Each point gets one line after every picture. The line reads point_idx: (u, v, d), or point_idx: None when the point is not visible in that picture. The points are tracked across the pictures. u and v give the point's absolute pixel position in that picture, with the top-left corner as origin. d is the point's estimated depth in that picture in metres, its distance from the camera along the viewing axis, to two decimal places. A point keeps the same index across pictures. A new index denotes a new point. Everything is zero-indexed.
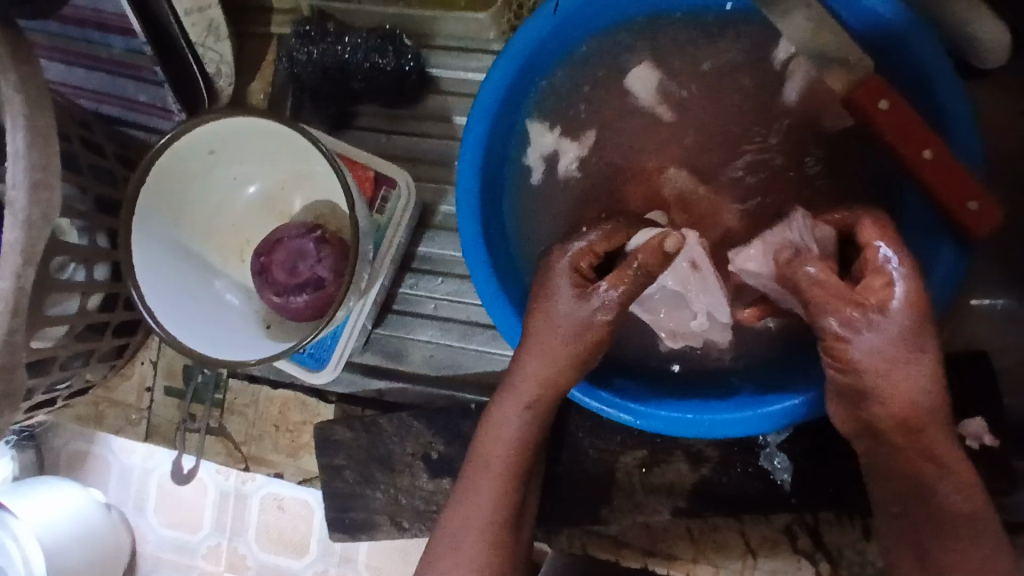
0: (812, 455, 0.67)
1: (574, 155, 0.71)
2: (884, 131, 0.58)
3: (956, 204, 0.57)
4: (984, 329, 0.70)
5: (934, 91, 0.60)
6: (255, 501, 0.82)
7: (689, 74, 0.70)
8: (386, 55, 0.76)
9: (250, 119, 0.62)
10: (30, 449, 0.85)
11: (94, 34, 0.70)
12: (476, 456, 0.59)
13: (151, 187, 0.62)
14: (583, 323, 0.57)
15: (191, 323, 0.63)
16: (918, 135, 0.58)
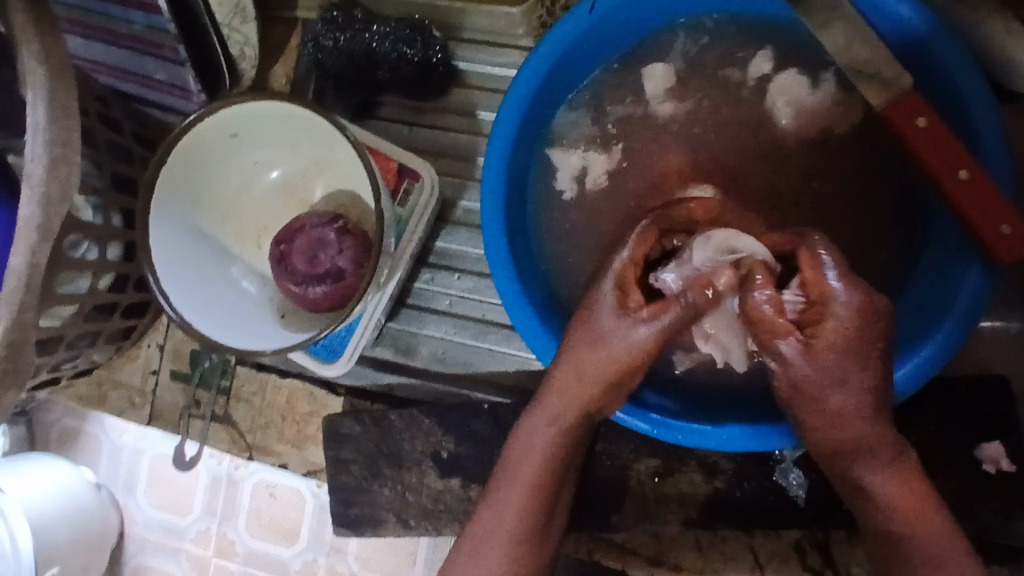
0: None
1: (603, 167, 0.70)
2: (918, 150, 0.58)
3: (988, 228, 0.56)
4: (1005, 354, 0.69)
5: (969, 112, 0.60)
6: (246, 486, 0.80)
7: (719, 81, 0.69)
8: (414, 46, 0.75)
9: (276, 104, 0.61)
10: (22, 423, 0.83)
11: (113, 9, 0.66)
12: (503, 471, 0.58)
13: (172, 169, 0.60)
14: (623, 345, 0.55)
15: (206, 308, 0.62)
16: (954, 157, 0.57)
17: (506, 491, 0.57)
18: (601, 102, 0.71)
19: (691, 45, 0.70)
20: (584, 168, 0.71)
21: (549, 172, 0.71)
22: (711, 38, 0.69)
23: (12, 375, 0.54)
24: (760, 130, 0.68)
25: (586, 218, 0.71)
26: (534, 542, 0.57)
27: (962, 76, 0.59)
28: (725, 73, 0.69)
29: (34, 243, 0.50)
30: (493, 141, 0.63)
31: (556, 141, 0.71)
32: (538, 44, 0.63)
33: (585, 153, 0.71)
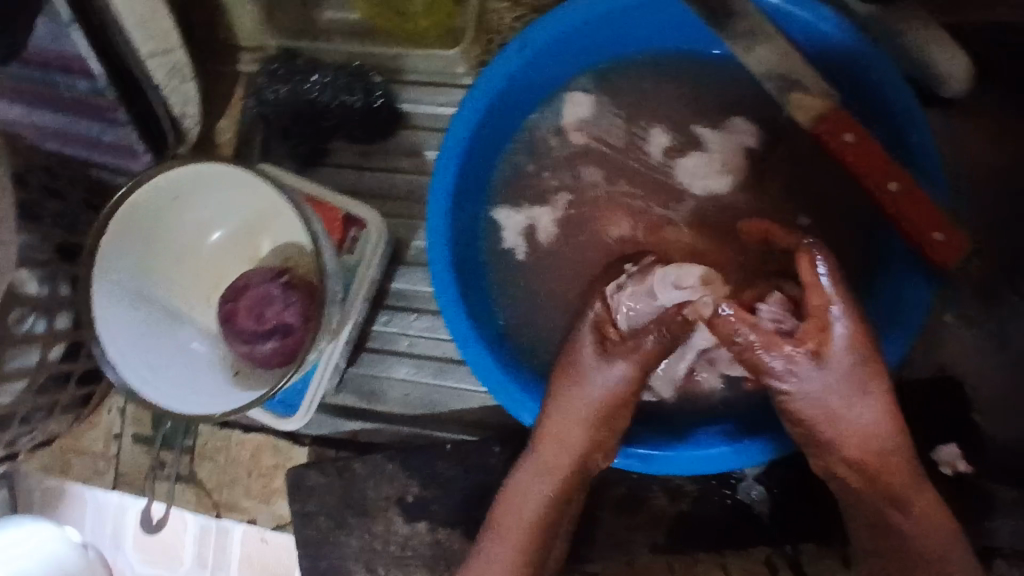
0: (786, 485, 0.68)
1: (548, 219, 0.71)
2: (846, 160, 0.59)
3: (922, 234, 0.57)
4: (961, 353, 0.69)
5: (895, 122, 0.61)
6: (237, 533, 0.78)
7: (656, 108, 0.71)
8: (354, 93, 0.76)
9: (210, 166, 0.61)
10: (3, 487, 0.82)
11: (56, 76, 0.67)
12: (497, 532, 0.60)
13: (112, 243, 0.60)
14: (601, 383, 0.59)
15: (157, 375, 0.61)
16: (885, 168, 0.58)
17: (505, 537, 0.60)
18: (541, 151, 0.72)
19: (625, 75, 0.71)
20: (530, 227, 0.71)
21: (495, 217, 0.71)
22: (646, 68, 0.70)
23: None
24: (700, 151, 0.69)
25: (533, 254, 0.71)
26: None
27: (889, 88, 0.60)
28: (660, 97, 0.71)
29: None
30: (432, 190, 0.63)
31: (503, 190, 0.72)
32: (472, 86, 0.63)
33: (528, 212, 0.71)
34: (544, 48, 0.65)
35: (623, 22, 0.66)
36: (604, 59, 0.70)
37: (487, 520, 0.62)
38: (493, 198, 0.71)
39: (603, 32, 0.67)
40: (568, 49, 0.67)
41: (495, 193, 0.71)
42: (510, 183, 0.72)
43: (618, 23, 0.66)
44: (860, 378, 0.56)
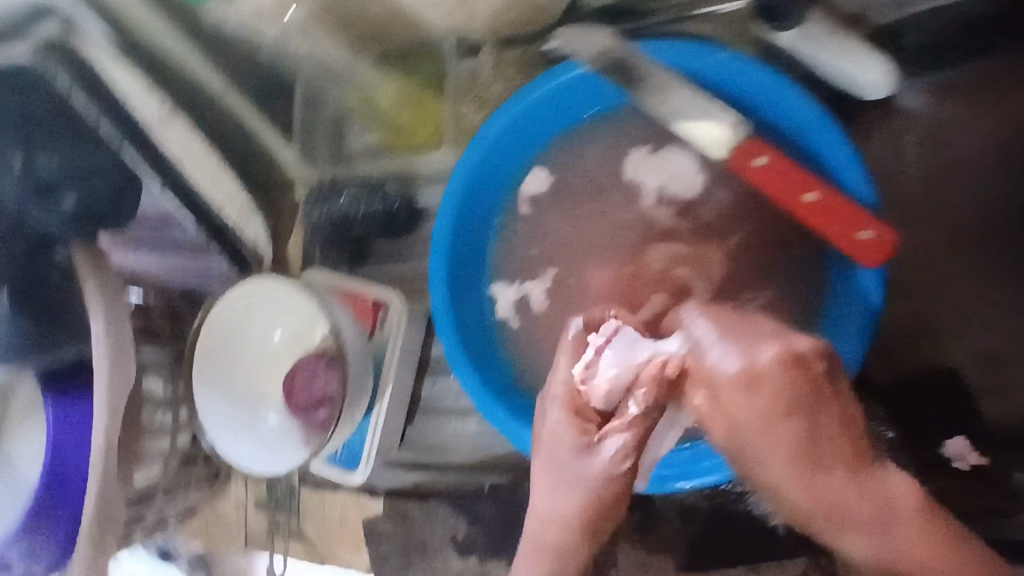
0: None
1: (540, 290, 0.81)
2: (766, 186, 0.62)
3: (848, 238, 0.58)
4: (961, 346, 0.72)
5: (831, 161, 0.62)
6: None
7: (633, 166, 0.77)
8: (375, 202, 0.89)
9: (264, 281, 0.80)
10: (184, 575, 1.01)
11: (172, 224, 0.90)
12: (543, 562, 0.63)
13: (205, 350, 0.80)
14: (557, 450, 0.65)
15: (245, 446, 0.80)
16: (799, 183, 0.60)
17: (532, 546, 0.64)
18: (520, 224, 0.82)
19: (584, 146, 0.79)
20: (522, 297, 0.82)
21: (489, 296, 0.81)
22: (591, 128, 0.78)
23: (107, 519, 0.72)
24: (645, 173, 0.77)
25: (524, 318, 0.81)
26: None
27: (797, 107, 0.63)
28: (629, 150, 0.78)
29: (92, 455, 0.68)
30: (434, 259, 0.76)
31: (495, 273, 0.82)
32: (448, 181, 0.75)
33: (522, 284, 0.82)
34: (505, 135, 0.75)
35: (562, 104, 0.75)
36: (562, 135, 0.79)
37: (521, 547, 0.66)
38: (488, 274, 0.82)
39: (544, 112, 0.75)
40: (518, 132, 0.76)
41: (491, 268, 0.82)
42: (505, 258, 0.82)
43: (555, 101, 0.75)
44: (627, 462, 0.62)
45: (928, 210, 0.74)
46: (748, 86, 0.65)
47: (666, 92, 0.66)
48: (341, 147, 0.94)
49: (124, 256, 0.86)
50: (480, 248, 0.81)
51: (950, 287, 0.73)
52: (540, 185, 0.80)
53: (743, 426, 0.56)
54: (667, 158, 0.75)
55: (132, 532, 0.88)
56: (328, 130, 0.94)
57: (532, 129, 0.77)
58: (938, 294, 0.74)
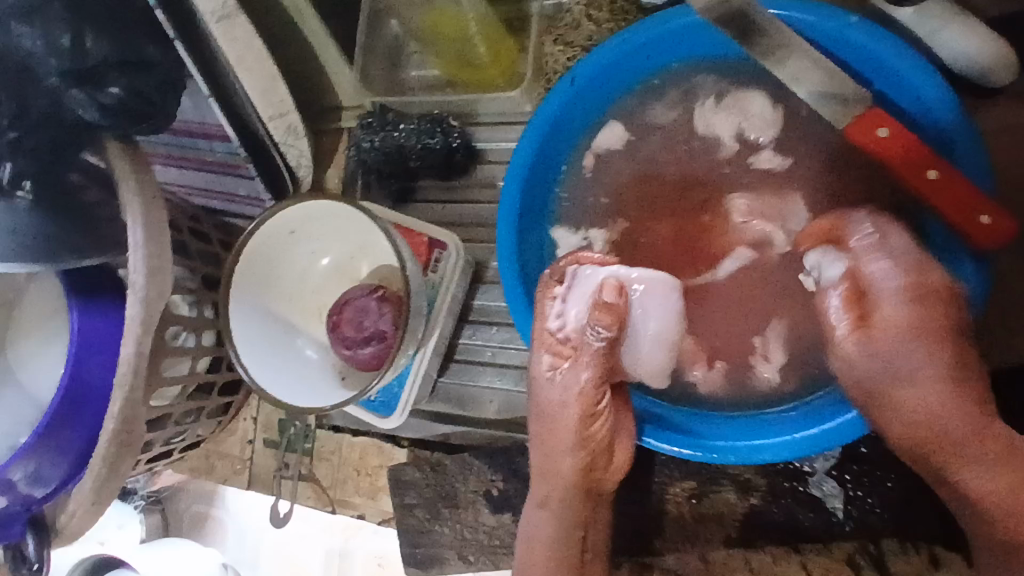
0: (857, 480, 0.69)
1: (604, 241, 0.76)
2: (884, 159, 0.61)
3: (965, 218, 0.59)
4: None
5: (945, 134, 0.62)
6: (359, 557, 0.88)
7: (709, 121, 0.74)
8: (435, 136, 0.84)
9: (323, 202, 0.73)
10: (157, 512, 0.97)
11: (199, 142, 0.84)
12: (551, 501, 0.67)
13: (246, 267, 0.74)
14: (541, 387, 0.66)
15: (280, 378, 0.74)
16: (922, 160, 0.60)
17: (543, 476, 0.68)
18: (592, 174, 0.78)
19: (671, 98, 0.76)
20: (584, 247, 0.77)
21: (552, 247, 0.77)
22: (683, 83, 0.75)
23: (128, 444, 0.64)
24: (716, 127, 0.74)
25: None
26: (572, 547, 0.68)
27: (924, 85, 0.62)
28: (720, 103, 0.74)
29: (124, 375, 0.63)
30: (505, 195, 0.72)
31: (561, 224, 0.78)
32: (530, 118, 0.71)
33: (586, 233, 0.77)
34: (594, 76, 0.72)
35: (657, 52, 0.72)
36: (650, 86, 0.76)
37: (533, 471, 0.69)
38: (553, 223, 0.78)
39: (641, 58, 0.72)
40: (610, 77, 0.73)
41: (557, 217, 0.78)
42: (575, 207, 0.78)
43: (654, 49, 0.72)
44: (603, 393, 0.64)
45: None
46: (870, 51, 0.64)
47: (790, 56, 0.63)
48: (397, 76, 0.89)
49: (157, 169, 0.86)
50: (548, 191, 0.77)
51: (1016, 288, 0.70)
52: (615, 137, 0.76)
53: (904, 360, 0.59)
54: (751, 119, 0.73)
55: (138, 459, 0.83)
56: (387, 57, 0.88)
57: (622, 75, 0.73)
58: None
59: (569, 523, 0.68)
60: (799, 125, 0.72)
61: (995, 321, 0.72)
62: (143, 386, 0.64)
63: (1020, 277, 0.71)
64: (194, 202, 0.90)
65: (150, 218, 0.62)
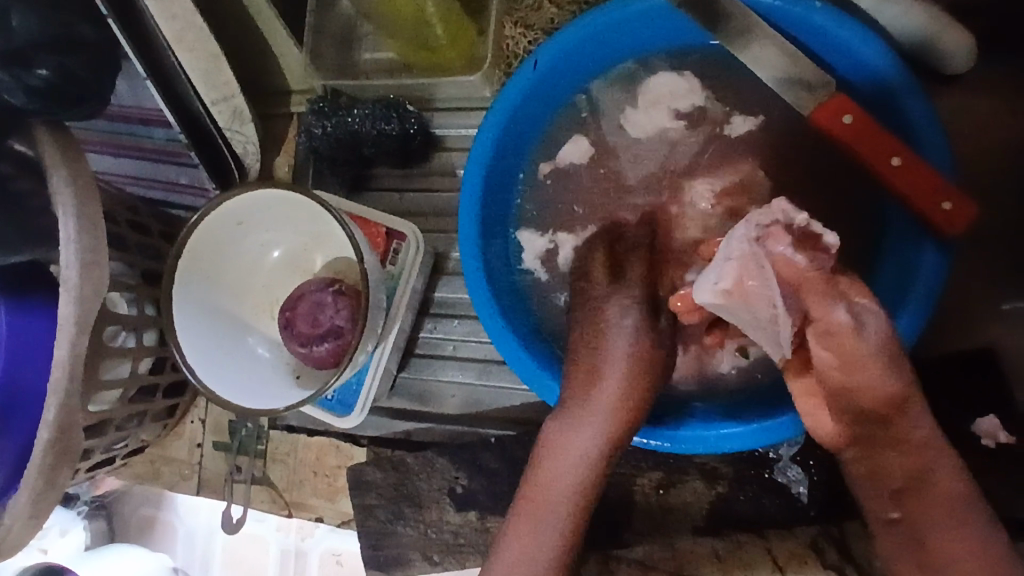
0: (825, 466, 0.69)
1: (570, 248, 0.75)
2: (849, 146, 0.61)
3: (929, 205, 0.60)
4: (999, 330, 0.72)
5: (910, 118, 0.62)
6: (315, 557, 0.85)
7: (644, 113, 0.74)
8: (391, 121, 0.82)
9: (274, 191, 0.69)
10: (101, 517, 0.92)
11: (137, 128, 0.78)
12: (565, 458, 0.61)
13: (189, 261, 0.69)
14: (613, 356, 0.61)
15: (229, 378, 0.70)
16: (885, 146, 0.60)
17: (582, 429, 0.61)
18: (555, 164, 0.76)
19: (636, 83, 0.74)
20: (550, 251, 0.75)
21: (515, 244, 0.75)
22: (649, 70, 0.73)
23: (65, 454, 0.59)
24: (646, 122, 0.74)
25: (552, 273, 0.75)
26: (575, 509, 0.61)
27: (889, 71, 0.63)
28: (685, 89, 0.72)
29: (58, 380, 0.58)
30: (467, 183, 0.69)
31: (523, 215, 0.76)
32: (492, 103, 0.69)
33: (551, 235, 0.76)
34: (557, 61, 0.70)
35: (622, 35, 0.70)
36: (613, 72, 0.74)
37: (546, 430, 0.62)
38: (518, 215, 0.76)
39: (605, 41, 0.70)
40: (574, 61, 0.71)
41: (521, 211, 0.76)
42: (538, 198, 0.76)
43: (620, 31, 0.70)
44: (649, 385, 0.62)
45: (974, 190, 0.74)
46: (832, 35, 0.64)
47: (757, 40, 0.63)
48: (350, 58, 0.85)
49: (89, 157, 0.77)
50: (510, 180, 0.74)
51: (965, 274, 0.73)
52: (579, 151, 0.75)
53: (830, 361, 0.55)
54: (674, 96, 0.73)
55: (75, 469, 0.77)
56: (338, 38, 0.85)
57: (586, 59, 0.72)
58: (976, 273, 0.73)
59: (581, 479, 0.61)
60: (766, 111, 0.71)
61: (950, 305, 0.73)
62: (80, 391, 0.59)
63: (974, 261, 0.73)
64: (132, 193, 0.81)
65: (83, 209, 0.57)
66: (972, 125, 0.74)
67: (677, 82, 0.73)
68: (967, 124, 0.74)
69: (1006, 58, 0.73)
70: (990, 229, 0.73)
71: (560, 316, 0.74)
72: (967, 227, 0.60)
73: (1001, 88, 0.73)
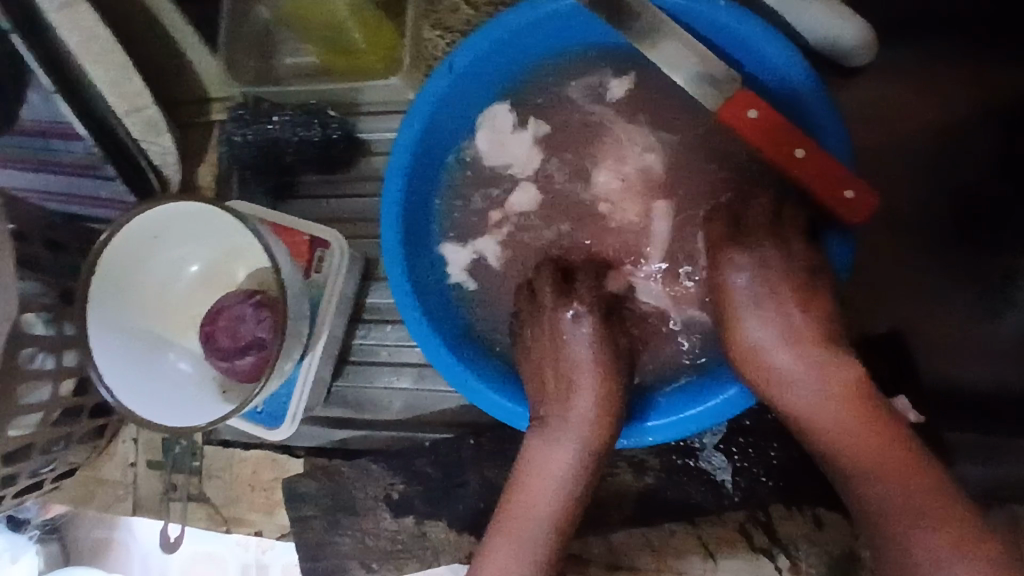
0: (746, 452, 0.71)
1: (492, 248, 0.75)
2: (754, 140, 0.63)
3: (833, 196, 0.62)
4: (910, 309, 0.75)
5: (813, 112, 0.64)
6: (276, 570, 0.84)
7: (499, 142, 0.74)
8: (311, 128, 0.82)
9: (188, 203, 0.68)
10: (53, 542, 0.89)
11: (55, 143, 0.76)
12: (540, 474, 0.63)
13: (102, 279, 0.67)
14: (576, 368, 0.64)
15: (151, 397, 0.68)
16: (791, 140, 0.62)
17: (557, 443, 0.63)
18: (477, 169, 0.76)
19: (552, 84, 0.74)
20: (475, 259, 0.75)
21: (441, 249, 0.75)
22: (565, 70, 0.74)
23: None
24: (514, 152, 0.75)
25: (481, 277, 0.75)
26: (559, 530, 0.63)
27: (790, 66, 0.64)
28: (601, 89, 0.74)
29: None
30: (387, 184, 0.69)
31: (447, 221, 0.76)
32: (408, 110, 0.68)
33: (474, 244, 0.76)
34: (472, 64, 0.69)
35: (536, 36, 0.71)
36: (530, 73, 0.74)
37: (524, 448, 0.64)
38: (442, 222, 0.76)
39: (519, 43, 0.71)
40: (491, 62, 0.71)
41: (447, 217, 0.76)
42: (463, 201, 0.76)
43: (533, 32, 0.70)
44: (610, 383, 0.64)
45: (886, 178, 0.76)
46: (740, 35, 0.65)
47: (665, 33, 0.63)
48: (269, 63, 0.84)
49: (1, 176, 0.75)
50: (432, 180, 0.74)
51: (876, 260, 0.75)
52: (529, 196, 0.74)
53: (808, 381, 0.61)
54: (500, 126, 0.74)
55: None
56: (257, 44, 0.83)
57: (501, 61, 0.72)
58: (889, 257, 0.75)
59: (565, 498, 0.63)
60: (681, 106, 0.72)
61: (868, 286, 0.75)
62: None
63: (887, 247, 0.75)
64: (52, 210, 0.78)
65: None
66: (880, 111, 0.76)
67: (493, 123, 0.74)
68: (875, 111, 0.76)
69: (909, 48, 0.75)
70: (901, 214, 0.76)
71: (487, 318, 0.75)
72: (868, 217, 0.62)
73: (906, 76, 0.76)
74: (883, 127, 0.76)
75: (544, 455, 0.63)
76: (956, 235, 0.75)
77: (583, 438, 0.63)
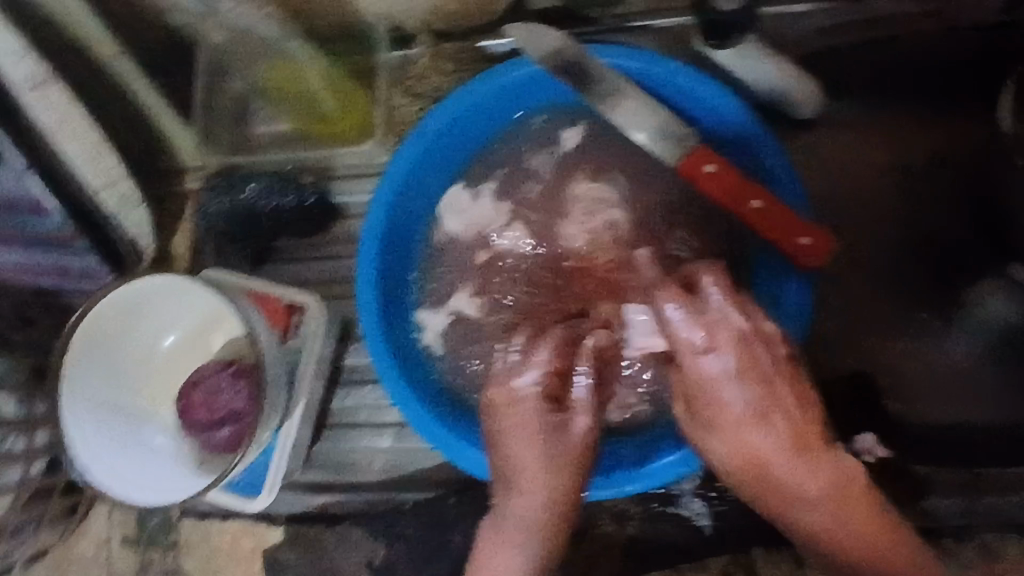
0: (724, 495, 0.72)
1: (470, 301, 0.76)
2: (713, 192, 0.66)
3: (789, 240, 0.65)
4: (874, 347, 0.77)
5: (764, 165, 0.67)
6: None
7: (462, 216, 0.76)
8: (287, 195, 0.82)
9: (162, 276, 0.68)
10: None
11: (16, 217, 0.73)
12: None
13: (76, 352, 0.67)
14: (521, 469, 0.63)
15: (123, 474, 0.67)
16: (745, 191, 0.65)
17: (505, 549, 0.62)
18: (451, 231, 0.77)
19: (521, 148, 0.77)
20: (453, 320, 0.76)
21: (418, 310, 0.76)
22: (534, 134, 0.77)
23: None
24: (475, 214, 0.76)
25: (458, 334, 0.76)
26: None
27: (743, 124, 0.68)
28: (565, 150, 0.77)
29: None
30: (364, 240, 0.70)
31: (423, 284, 0.77)
32: (382, 175, 0.70)
33: (453, 304, 0.76)
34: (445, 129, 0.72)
35: (504, 102, 0.74)
36: (501, 138, 0.77)
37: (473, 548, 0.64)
38: (419, 284, 0.77)
39: (488, 110, 0.74)
40: (462, 128, 0.74)
41: (424, 279, 0.77)
42: (438, 261, 0.77)
43: (501, 99, 0.73)
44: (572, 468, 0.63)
45: (843, 222, 0.80)
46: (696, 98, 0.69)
47: (621, 95, 0.66)
48: (242, 133, 0.87)
49: None
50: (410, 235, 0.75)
51: (842, 302, 0.78)
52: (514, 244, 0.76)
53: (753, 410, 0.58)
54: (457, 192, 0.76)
55: None
56: (231, 116, 0.86)
57: (472, 126, 0.74)
58: (851, 296, 0.78)
59: None
60: (641, 163, 0.75)
61: (835, 325, 0.78)
62: None
63: (852, 288, 0.78)
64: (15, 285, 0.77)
65: None
66: (832, 157, 0.81)
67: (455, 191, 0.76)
68: (829, 156, 0.80)
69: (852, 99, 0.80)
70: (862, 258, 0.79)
71: (467, 375, 0.75)
72: (824, 258, 0.65)
73: (854, 123, 0.80)
74: (835, 174, 0.80)
75: (509, 529, 0.63)
76: (915, 274, 0.78)
77: (533, 541, 0.62)
